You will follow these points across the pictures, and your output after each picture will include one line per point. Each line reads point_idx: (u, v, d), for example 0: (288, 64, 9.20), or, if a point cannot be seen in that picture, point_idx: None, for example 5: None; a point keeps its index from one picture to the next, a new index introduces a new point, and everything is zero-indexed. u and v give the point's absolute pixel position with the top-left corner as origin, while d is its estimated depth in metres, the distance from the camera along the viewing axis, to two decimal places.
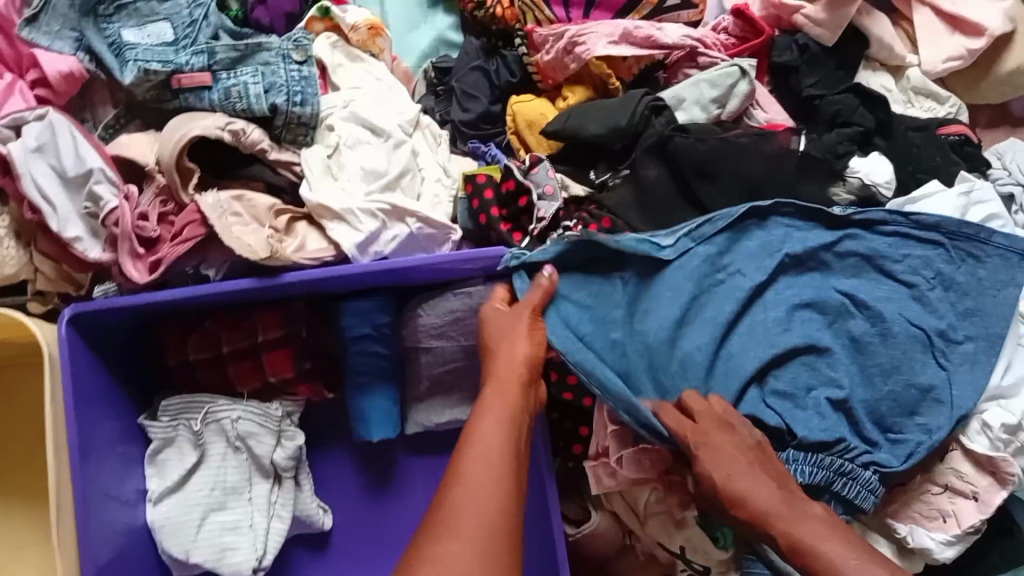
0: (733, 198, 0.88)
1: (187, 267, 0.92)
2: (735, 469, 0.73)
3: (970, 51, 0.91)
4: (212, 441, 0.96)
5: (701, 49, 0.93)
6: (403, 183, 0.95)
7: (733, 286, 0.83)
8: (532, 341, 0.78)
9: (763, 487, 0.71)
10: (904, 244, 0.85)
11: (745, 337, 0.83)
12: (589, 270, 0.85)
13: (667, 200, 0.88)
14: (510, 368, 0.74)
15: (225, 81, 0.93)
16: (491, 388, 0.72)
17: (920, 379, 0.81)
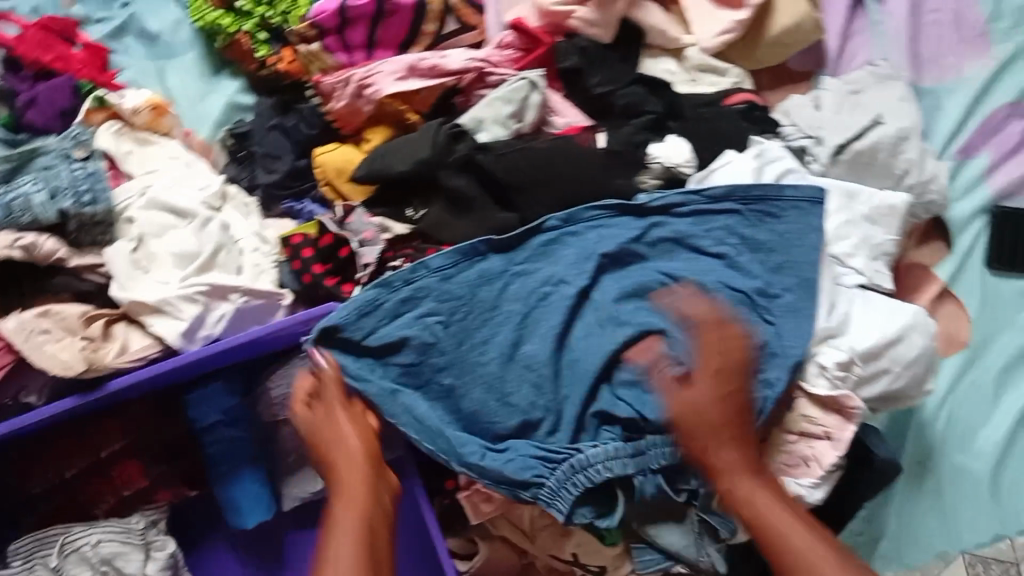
0: (546, 207, 0.89)
1: (4, 399, 0.85)
2: (707, 419, 0.75)
3: (738, 23, 0.97)
4: (76, 574, 0.90)
5: (489, 69, 0.94)
6: (218, 261, 0.91)
7: (560, 295, 0.84)
8: (359, 431, 0.79)
9: (729, 449, 0.75)
10: (706, 219, 0.88)
11: (585, 336, 0.84)
12: (404, 312, 0.82)
13: (482, 219, 0.88)
14: (351, 467, 0.76)
15: (4, 196, 0.87)
16: (336, 499, 0.75)
17: (752, 337, 0.84)
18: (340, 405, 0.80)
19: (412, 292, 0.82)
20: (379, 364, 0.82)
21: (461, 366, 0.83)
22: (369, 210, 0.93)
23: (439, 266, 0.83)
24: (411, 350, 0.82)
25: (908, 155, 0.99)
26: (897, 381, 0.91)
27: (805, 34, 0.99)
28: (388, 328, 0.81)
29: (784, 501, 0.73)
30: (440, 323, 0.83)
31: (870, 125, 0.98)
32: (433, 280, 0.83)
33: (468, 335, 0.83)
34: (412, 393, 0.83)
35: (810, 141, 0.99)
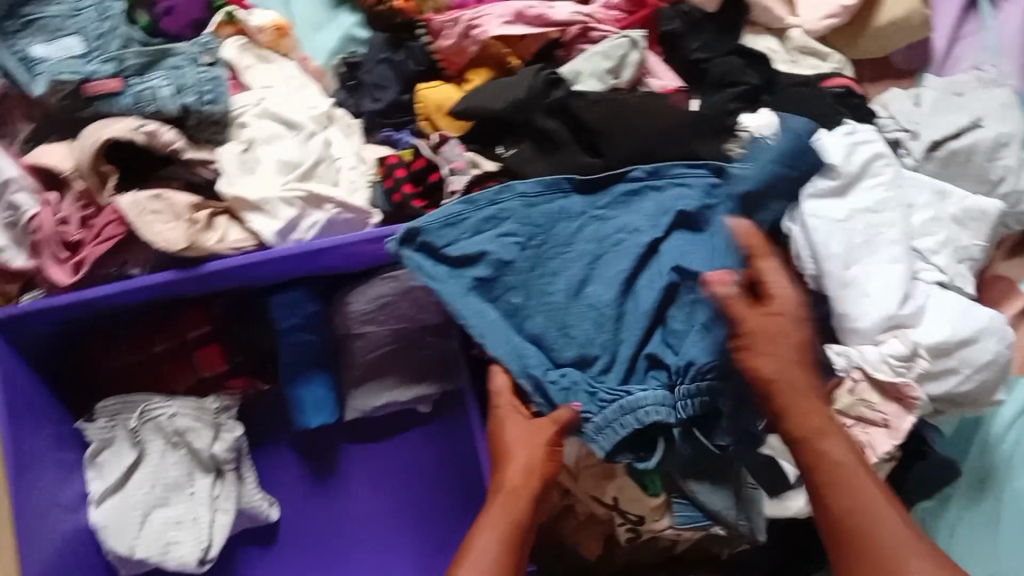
0: (632, 156, 0.91)
1: (111, 270, 0.94)
2: (783, 372, 0.75)
3: (845, 8, 0.98)
4: (150, 439, 0.98)
5: (593, 24, 0.98)
6: (318, 172, 0.98)
7: (633, 243, 0.86)
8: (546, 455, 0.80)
9: (812, 411, 0.74)
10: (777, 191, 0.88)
11: (650, 282, 0.86)
12: (488, 229, 0.85)
13: (572, 159, 0.91)
14: (522, 486, 0.78)
15: (135, 86, 0.96)
16: (497, 497, 0.77)
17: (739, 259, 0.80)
18: (542, 430, 0.81)
19: (496, 213, 0.85)
20: (454, 273, 0.84)
21: (530, 290, 0.86)
22: (464, 144, 0.97)
23: (525, 192, 0.87)
24: (486, 265, 0.84)
25: (1006, 162, 0.98)
26: (967, 384, 0.91)
27: (913, 29, 1.00)
28: (468, 241, 0.84)
29: (866, 469, 0.72)
30: (519, 245, 0.85)
31: (968, 126, 0.97)
32: (516, 206, 0.86)
33: (541, 266, 0.86)
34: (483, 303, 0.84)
35: (906, 134, 0.99)
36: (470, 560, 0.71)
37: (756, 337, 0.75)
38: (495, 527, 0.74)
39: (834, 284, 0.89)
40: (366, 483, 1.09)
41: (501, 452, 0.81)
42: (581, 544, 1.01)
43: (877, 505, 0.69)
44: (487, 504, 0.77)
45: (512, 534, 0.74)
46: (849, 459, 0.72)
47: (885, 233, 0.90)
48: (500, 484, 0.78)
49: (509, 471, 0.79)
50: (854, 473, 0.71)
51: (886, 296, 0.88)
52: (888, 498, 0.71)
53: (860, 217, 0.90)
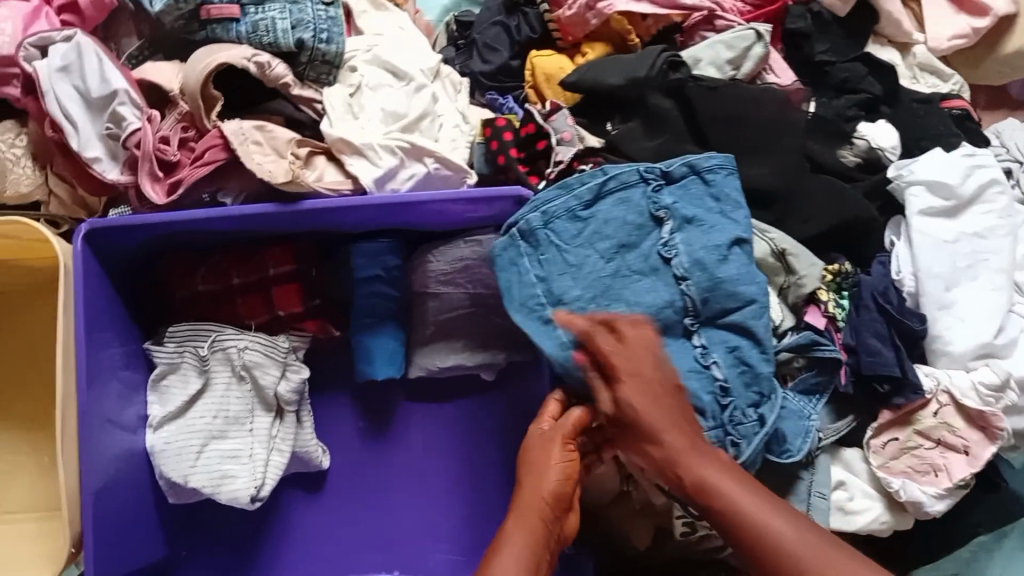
0: (739, 145, 0.91)
1: (204, 194, 0.94)
2: (645, 406, 0.74)
3: (975, 29, 0.96)
4: (218, 370, 0.97)
5: (718, 12, 0.96)
6: (421, 126, 0.97)
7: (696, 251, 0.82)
8: (563, 470, 0.79)
9: (673, 428, 0.73)
10: (849, 224, 0.90)
11: (708, 279, 0.82)
12: (551, 233, 0.82)
13: (676, 139, 0.92)
14: (539, 501, 0.77)
15: (253, 15, 0.94)
16: (510, 517, 0.76)
17: (745, 287, 0.82)
18: (554, 442, 0.81)
19: (553, 232, 0.82)
20: (526, 287, 0.82)
21: (591, 298, 0.82)
22: (573, 116, 0.97)
23: (576, 203, 0.83)
24: (550, 284, 0.82)
25: None
26: None
27: None
28: (533, 258, 0.83)
29: (744, 481, 0.70)
30: (585, 255, 0.83)
31: None
32: (569, 222, 0.83)
33: (597, 272, 0.82)
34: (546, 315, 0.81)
35: (1017, 165, 0.97)
36: (496, 570, 0.70)
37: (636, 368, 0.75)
38: (519, 542, 0.73)
39: (932, 305, 0.87)
40: (420, 443, 1.08)
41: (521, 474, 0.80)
42: (631, 534, 0.99)
43: (754, 514, 0.66)
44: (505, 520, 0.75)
45: (536, 545, 0.73)
46: (719, 477, 0.69)
47: (988, 260, 0.89)
48: (516, 503, 0.77)
49: (522, 488, 0.78)
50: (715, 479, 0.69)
51: (982, 324, 0.87)
52: (774, 507, 0.67)
53: (966, 241, 0.89)
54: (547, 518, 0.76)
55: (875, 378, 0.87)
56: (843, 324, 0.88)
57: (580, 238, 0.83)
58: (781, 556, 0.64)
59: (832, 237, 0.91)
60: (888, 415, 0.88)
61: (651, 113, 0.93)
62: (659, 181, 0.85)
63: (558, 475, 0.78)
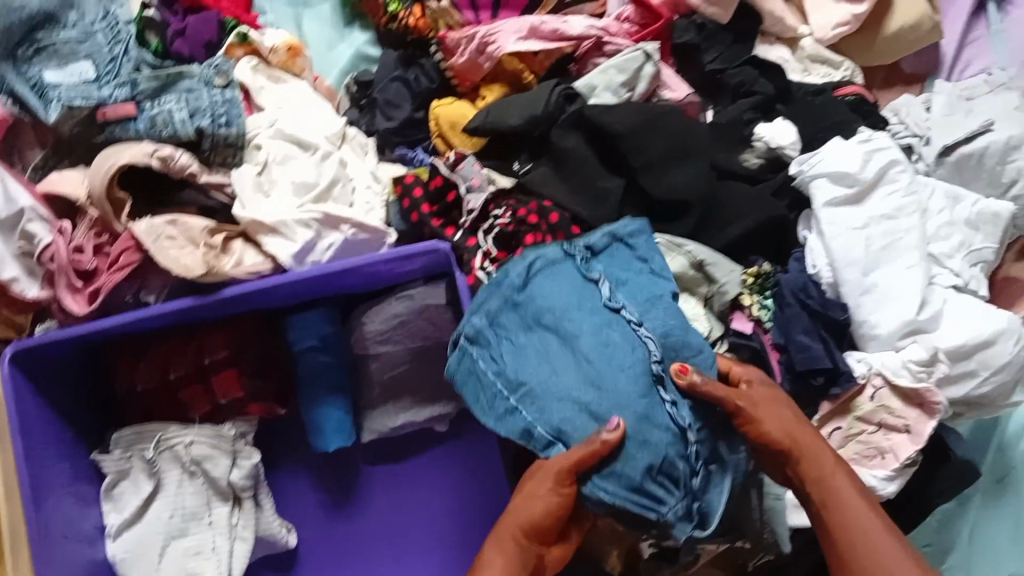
0: (652, 160, 0.91)
1: (127, 295, 0.94)
2: (777, 413, 0.79)
3: (855, 16, 0.98)
4: (168, 469, 0.97)
5: (606, 38, 0.98)
6: (334, 194, 0.97)
7: (638, 307, 0.81)
8: (552, 501, 0.77)
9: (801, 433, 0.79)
10: (760, 226, 0.91)
11: (661, 324, 0.80)
12: (493, 327, 0.81)
13: (586, 164, 0.92)
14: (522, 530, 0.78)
15: (149, 110, 0.95)
16: (491, 543, 0.79)
17: (689, 336, 0.81)
18: (555, 470, 0.76)
19: (504, 329, 0.81)
20: (490, 388, 0.80)
21: (548, 379, 0.78)
22: (480, 160, 0.98)
23: (520, 291, 0.82)
24: (511, 375, 0.79)
25: (1019, 164, 0.97)
26: (986, 386, 0.89)
27: (923, 34, 1.00)
28: (490, 360, 0.81)
29: (866, 497, 0.78)
30: (531, 336, 0.81)
31: (980, 130, 0.97)
32: (518, 314, 0.81)
33: (547, 350, 0.80)
34: (507, 406, 0.79)
35: (917, 139, 0.99)
36: None
37: (758, 403, 0.79)
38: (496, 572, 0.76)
39: (854, 291, 0.88)
40: (385, 505, 1.08)
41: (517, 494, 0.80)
42: (607, 561, 0.98)
43: (867, 526, 0.75)
44: (485, 542, 0.79)
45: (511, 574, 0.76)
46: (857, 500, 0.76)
47: (902, 239, 0.89)
48: (505, 519, 0.80)
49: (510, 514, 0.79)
50: (844, 497, 0.77)
51: (906, 301, 0.87)
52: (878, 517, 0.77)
53: (876, 225, 0.89)
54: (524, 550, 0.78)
55: (811, 372, 0.87)
56: (769, 324, 0.91)
57: (523, 322, 0.81)
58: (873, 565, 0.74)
59: (749, 243, 0.93)
60: (827, 407, 0.89)
61: (556, 145, 0.93)
62: (584, 254, 0.84)
63: (544, 506, 0.77)
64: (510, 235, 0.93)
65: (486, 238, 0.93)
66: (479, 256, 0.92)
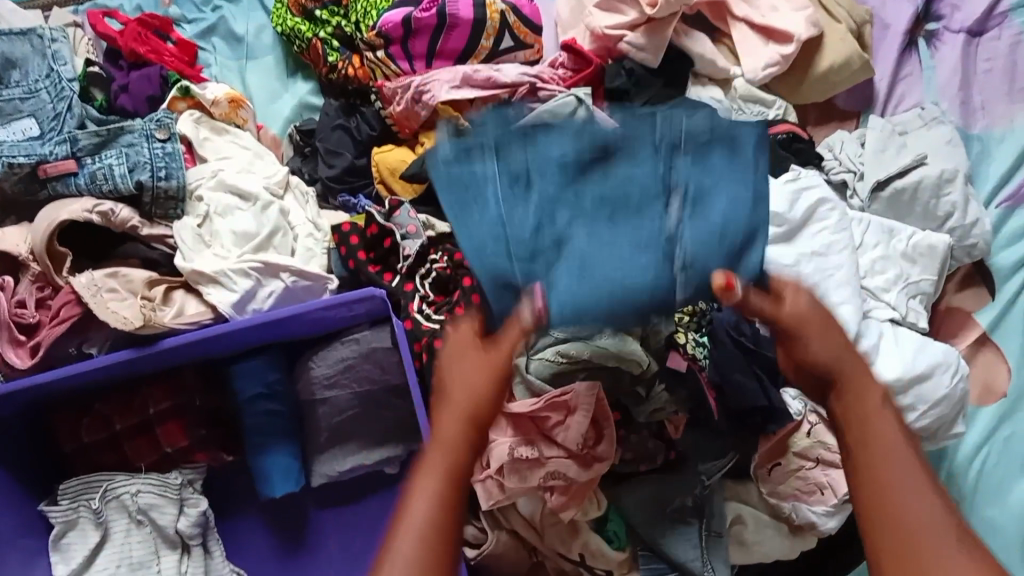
0: None
1: (69, 348, 0.93)
2: (818, 327, 0.61)
3: (784, 56, 1.00)
4: (115, 518, 0.97)
5: (540, 84, 1.00)
6: (275, 242, 0.97)
7: (692, 197, 0.64)
8: (489, 375, 0.62)
9: (835, 339, 0.61)
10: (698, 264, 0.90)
11: (712, 220, 0.63)
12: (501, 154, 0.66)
13: None
14: (461, 436, 0.60)
15: (90, 166, 0.96)
16: (431, 450, 0.60)
17: (747, 244, 0.63)
18: (496, 357, 0.63)
19: (539, 138, 0.66)
20: (473, 171, 0.66)
21: (544, 204, 0.64)
22: (416, 207, 1.00)
23: (579, 132, 0.66)
24: (512, 160, 0.66)
25: (952, 197, 0.98)
26: (926, 419, 0.89)
27: (852, 73, 1.02)
28: (494, 152, 0.66)
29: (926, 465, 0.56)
30: (556, 187, 0.65)
31: (912, 164, 0.98)
32: (559, 135, 0.66)
33: (563, 195, 0.65)
34: (486, 193, 0.65)
35: (851, 175, 1.01)
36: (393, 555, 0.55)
37: (804, 325, 0.62)
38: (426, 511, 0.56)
39: None
40: (337, 550, 1.08)
41: (442, 387, 0.64)
42: None
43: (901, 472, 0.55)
44: (415, 469, 0.59)
45: (449, 487, 0.58)
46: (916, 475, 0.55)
47: (835, 275, 0.90)
48: (437, 441, 0.60)
49: (445, 409, 0.62)
50: (896, 461, 0.56)
51: None
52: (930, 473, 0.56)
53: (808, 262, 0.90)
54: (476, 460, 0.60)
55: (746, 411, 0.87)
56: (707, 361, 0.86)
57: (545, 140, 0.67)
58: (901, 513, 0.54)
59: None
60: (765, 444, 0.88)
61: None
62: (673, 142, 0.66)
63: (490, 379, 0.62)
64: (447, 279, 0.95)
65: (422, 283, 0.95)
66: (416, 301, 0.94)
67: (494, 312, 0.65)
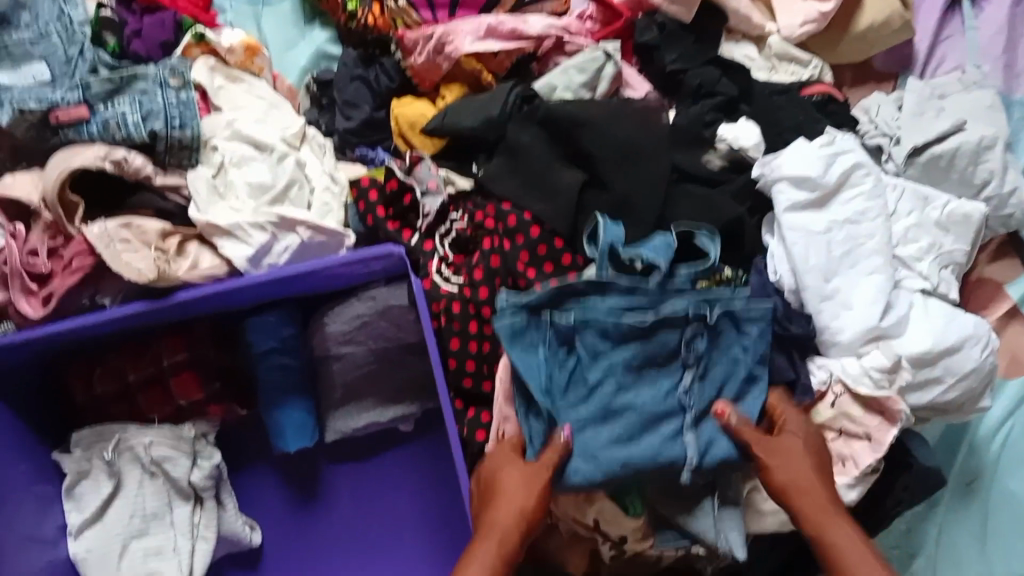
0: (612, 155, 0.90)
1: (82, 298, 0.92)
2: (793, 471, 0.78)
3: (823, 14, 0.96)
4: (128, 469, 0.97)
5: (567, 38, 0.98)
6: (291, 195, 0.95)
7: (705, 388, 0.83)
8: (531, 482, 0.78)
9: (799, 468, 0.79)
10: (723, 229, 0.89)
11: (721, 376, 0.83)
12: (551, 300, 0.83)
13: (545, 162, 0.90)
14: (508, 523, 0.76)
15: (103, 113, 0.93)
16: (482, 537, 0.76)
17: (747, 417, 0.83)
18: (539, 470, 0.78)
19: (583, 337, 0.83)
20: (531, 336, 0.82)
21: (583, 397, 0.82)
22: (437, 162, 0.97)
23: (626, 355, 0.82)
24: (565, 368, 0.82)
25: (990, 164, 0.94)
26: (953, 392, 0.86)
27: (893, 32, 0.98)
28: (549, 326, 0.83)
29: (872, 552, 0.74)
30: (596, 343, 0.83)
31: (951, 130, 0.94)
32: (600, 336, 0.82)
33: (605, 391, 0.81)
34: (539, 357, 0.82)
35: (886, 140, 0.96)
36: None
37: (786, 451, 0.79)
38: (486, 562, 0.74)
39: (814, 298, 0.86)
40: (349, 506, 1.08)
41: (494, 488, 0.79)
42: (567, 562, 0.95)
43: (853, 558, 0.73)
44: (473, 540, 0.76)
45: (500, 568, 0.74)
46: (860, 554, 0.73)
47: (867, 244, 0.87)
48: (491, 529, 0.76)
49: (496, 509, 0.77)
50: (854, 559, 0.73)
51: (866, 309, 0.85)
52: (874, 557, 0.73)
53: (839, 229, 0.87)
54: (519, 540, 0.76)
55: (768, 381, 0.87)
56: None
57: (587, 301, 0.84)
58: None
59: None
60: None
61: (513, 142, 0.92)
62: (699, 327, 0.83)
63: (534, 498, 0.77)
64: (467, 239, 0.94)
65: (442, 242, 0.94)
66: (435, 260, 0.93)
67: (534, 451, 0.83)
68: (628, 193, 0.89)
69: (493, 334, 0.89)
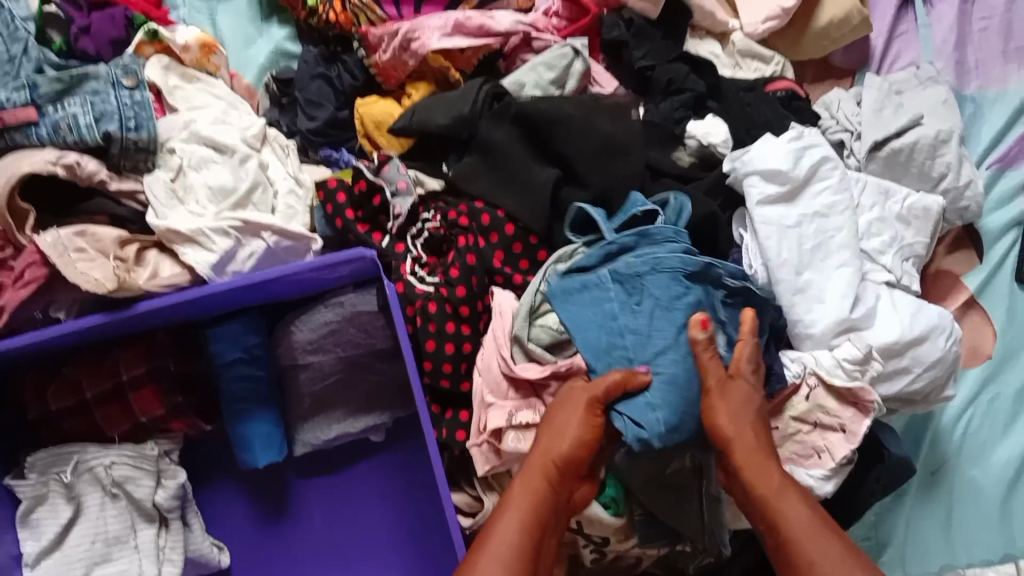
0: (587, 151, 0.89)
1: (34, 312, 0.87)
2: (738, 411, 0.77)
3: (784, 9, 0.98)
4: (88, 492, 0.92)
5: (534, 34, 0.97)
6: (254, 199, 0.92)
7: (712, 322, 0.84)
8: (575, 427, 0.77)
9: (740, 405, 0.77)
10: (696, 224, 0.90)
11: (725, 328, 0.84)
12: (605, 257, 0.86)
13: (517, 157, 0.90)
14: (541, 463, 0.75)
15: (52, 115, 0.88)
16: (516, 481, 0.74)
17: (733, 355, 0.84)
18: (579, 401, 0.78)
19: (651, 282, 0.82)
20: (587, 296, 0.83)
21: (656, 341, 0.80)
22: (405, 163, 0.95)
23: (682, 295, 0.82)
24: (636, 314, 0.82)
25: (947, 158, 0.97)
26: (919, 382, 0.88)
27: (853, 28, 1.00)
28: (604, 280, 0.83)
29: (820, 516, 0.70)
30: (659, 287, 0.82)
31: (908, 125, 0.97)
32: (671, 280, 0.82)
33: (669, 326, 0.81)
34: (604, 307, 0.82)
35: (848, 135, 0.98)
36: (490, 537, 0.69)
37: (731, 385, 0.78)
38: (521, 501, 0.72)
39: (788, 291, 0.87)
40: (320, 519, 1.05)
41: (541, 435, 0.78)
42: None
43: (799, 521, 0.70)
44: (511, 482, 0.75)
45: (534, 513, 0.71)
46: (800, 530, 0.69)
47: (835, 237, 0.89)
48: (525, 472, 0.75)
49: (534, 453, 0.76)
50: (794, 511, 0.71)
51: (837, 302, 0.86)
52: (826, 523, 0.70)
53: (809, 222, 0.89)
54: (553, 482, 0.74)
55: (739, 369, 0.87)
56: None
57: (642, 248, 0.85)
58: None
59: None
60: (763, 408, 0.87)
61: (486, 140, 0.91)
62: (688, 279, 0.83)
63: (574, 437, 0.76)
64: (440, 239, 0.92)
65: (414, 243, 0.92)
66: (408, 262, 0.90)
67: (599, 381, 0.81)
68: (601, 190, 0.89)
69: (470, 334, 0.88)
